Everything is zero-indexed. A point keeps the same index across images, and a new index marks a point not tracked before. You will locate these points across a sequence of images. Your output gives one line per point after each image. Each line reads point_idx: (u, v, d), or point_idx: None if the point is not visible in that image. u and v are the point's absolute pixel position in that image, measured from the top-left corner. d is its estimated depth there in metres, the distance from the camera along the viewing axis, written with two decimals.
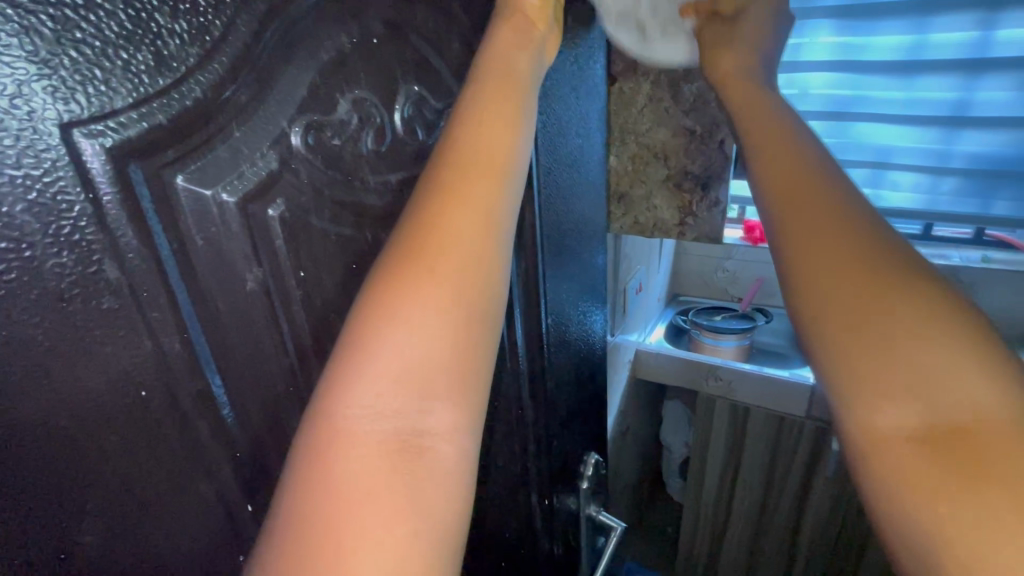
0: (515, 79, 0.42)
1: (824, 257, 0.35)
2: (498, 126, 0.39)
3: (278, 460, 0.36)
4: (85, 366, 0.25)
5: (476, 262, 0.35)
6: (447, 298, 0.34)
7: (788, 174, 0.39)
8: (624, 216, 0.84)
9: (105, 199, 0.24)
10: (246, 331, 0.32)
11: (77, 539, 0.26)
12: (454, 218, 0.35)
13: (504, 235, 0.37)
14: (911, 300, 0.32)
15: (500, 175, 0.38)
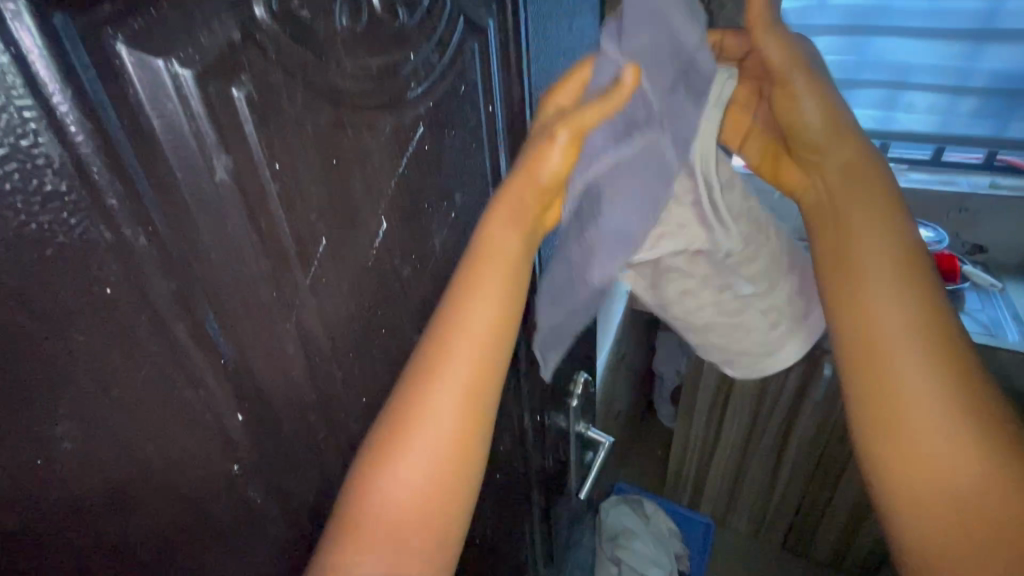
0: (512, 252, 0.46)
1: (902, 410, 0.48)
2: (486, 304, 0.45)
3: (267, 370, 0.34)
4: (37, 252, 0.22)
5: (448, 442, 0.43)
6: (432, 466, 0.43)
7: (872, 338, 0.49)
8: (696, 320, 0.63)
9: (32, 57, 0.20)
10: (219, 229, 0.29)
11: (54, 442, 0.24)
12: (432, 404, 0.43)
13: (480, 414, 0.44)
14: (958, 413, 0.47)
15: (482, 358, 0.44)
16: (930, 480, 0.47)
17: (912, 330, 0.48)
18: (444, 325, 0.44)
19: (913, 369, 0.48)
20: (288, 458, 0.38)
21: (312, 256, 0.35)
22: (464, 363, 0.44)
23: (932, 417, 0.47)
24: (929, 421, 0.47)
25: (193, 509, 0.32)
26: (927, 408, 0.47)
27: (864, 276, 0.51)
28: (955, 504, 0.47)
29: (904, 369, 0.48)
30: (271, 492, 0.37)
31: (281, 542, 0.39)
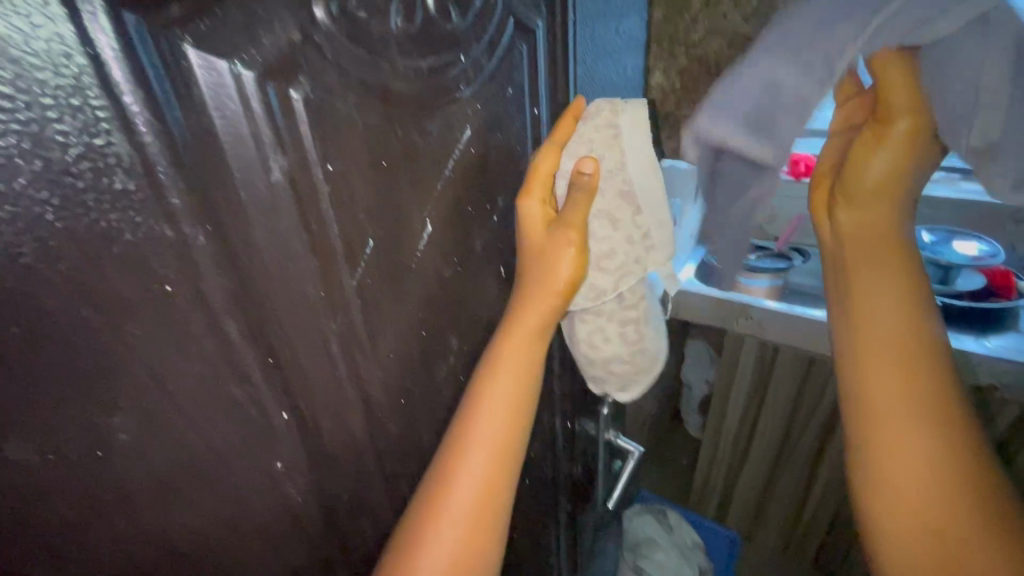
0: (528, 363, 0.48)
1: (880, 395, 0.43)
2: (497, 413, 0.46)
3: (311, 370, 0.34)
4: (103, 250, 0.23)
5: (481, 498, 0.44)
6: (463, 525, 0.43)
7: (869, 330, 0.45)
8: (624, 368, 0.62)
9: (108, 59, 0.21)
10: (271, 228, 0.29)
11: (112, 436, 0.25)
12: (466, 462, 0.44)
13: (513, 467, 0.46)
14: (947, 425, 0.42)
15: (518, 413, 0.47)
16: (914, 499, 0.41)
17: (900, 334, 0.44)
18: (488, 378, 0.46)
19: (892, 362, 0.44)
20: (330, 456, 0.38)
21: (360, 257, 0.35)
22: (475, 467, 0.44)
23: (911, 427, 0.42)
24: (908, 433, 0.42)
25: (238, 504, 0.32)
26: (902, 413, 0.42)
27: (855, 280, 0.47)
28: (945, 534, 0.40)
29: (886, 384, 0.43)
30: (312, 489, 0.37)
31: (320, 539, 0.40)
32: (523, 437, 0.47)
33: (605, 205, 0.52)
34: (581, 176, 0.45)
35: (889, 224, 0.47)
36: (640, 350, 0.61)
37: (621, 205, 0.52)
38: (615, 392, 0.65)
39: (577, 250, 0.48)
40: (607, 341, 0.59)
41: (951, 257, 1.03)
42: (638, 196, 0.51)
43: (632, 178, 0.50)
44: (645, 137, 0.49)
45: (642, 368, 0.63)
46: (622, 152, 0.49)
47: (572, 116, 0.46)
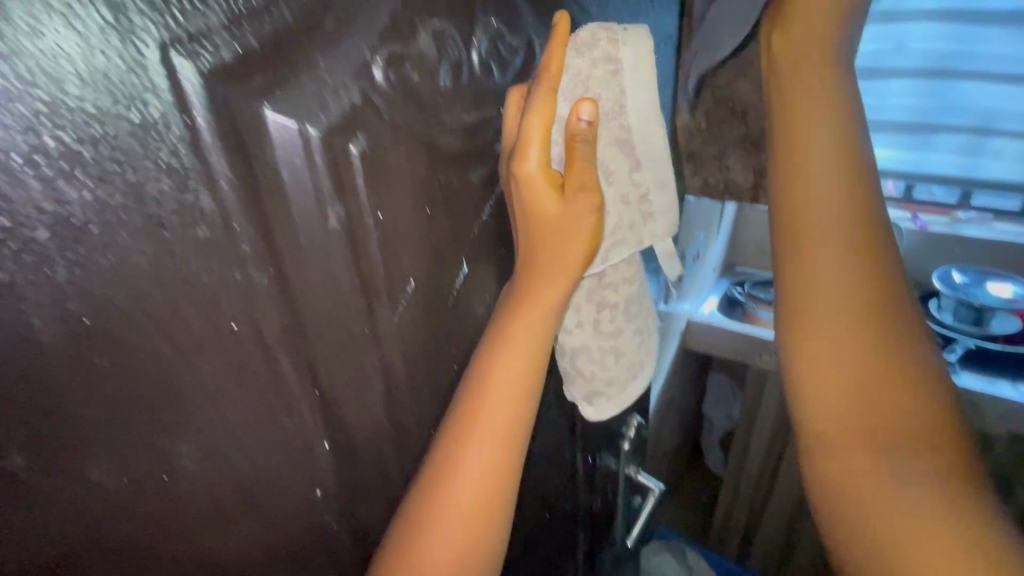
0: (540, 332, 0.44)
1: (826, 339, 0.48)
2: (506, 389, 0.43)
3: (351, 401, 0.36)
4: (183, 292, 0.25)
5: (486, 478, 0.43)
6: (468, 504, 0.42)
7: (816, 277, 0.49)
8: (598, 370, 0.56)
9: (200, 126, 0.24)
10: (326, 270, 0.32)
11: (176, 461, 0.27)
12: (470, 445, 0.42)
13: (519, 446, 0.44)
14: (879, 384, 0.46)
15: (526, 392, 0.44)
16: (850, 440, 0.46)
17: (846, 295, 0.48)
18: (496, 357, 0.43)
19: (837, 306, 0.48)
20: (363, 484, 0.40)
21: (402, 295, 0.37)
22: (485, 446, 0.43)
23: (851, 377, 0.46)
24: (849, 382, 0.47)
25: (280, 529, 0.34)
26: (844, 354, 0.47)
27: (810, 239, 0.50)
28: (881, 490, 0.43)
29: (824, 324, 0.48)
30: (346, 516, 0.39)
31: (352, 564, 0.41)
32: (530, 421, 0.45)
33: (603, 155, 0.45)
34: (579, 124, 0.39)
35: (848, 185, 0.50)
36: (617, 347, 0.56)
37: (621, 157, 0.46)
38: (578, 396, 0.57)
39: (597, 216, 0.43)
40: (580, 326, 0.53)
41: (985, 298, 1.02)
42: (638, 145, 0.46)
43: (630, 123, 0.45)
44: (648, 76, 0.44)
45: (614, 373, 0.58)
46: (623, 92, 0.44)
47: (563, 43, 0.38)
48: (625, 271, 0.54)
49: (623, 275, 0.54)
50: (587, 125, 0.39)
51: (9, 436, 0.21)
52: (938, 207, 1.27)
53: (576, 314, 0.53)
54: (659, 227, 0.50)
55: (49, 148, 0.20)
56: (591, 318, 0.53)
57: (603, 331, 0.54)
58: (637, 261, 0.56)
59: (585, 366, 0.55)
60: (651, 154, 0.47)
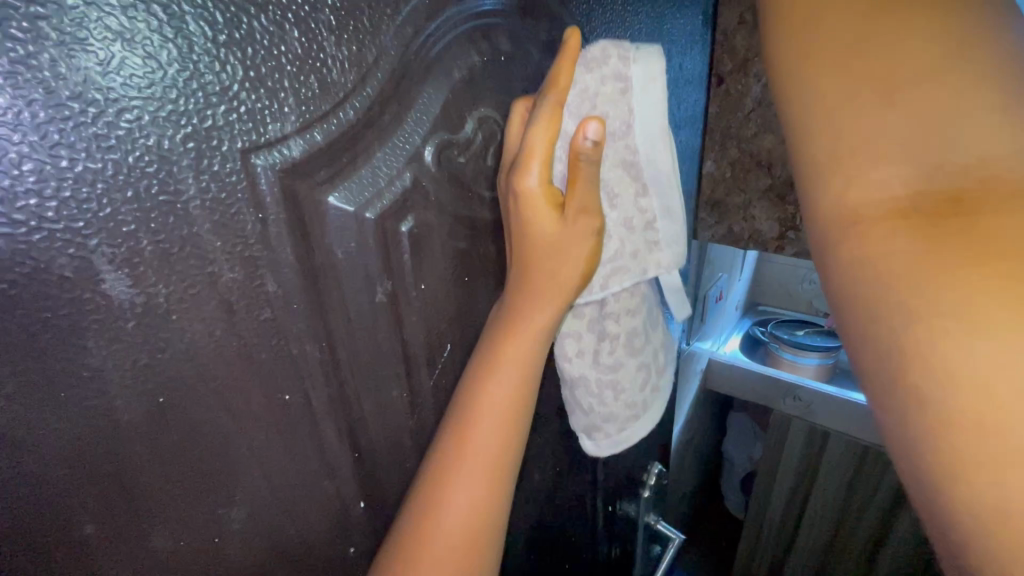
0: (533, 351, 0.39)
1: (868, 177, 0.29)
2: (498, 417, 0.38)
3: (386, 460, 0.38)
4: (245, 370, 0.27)
5: (474, 516, 0.37)
6: (455, 546, 0.37)
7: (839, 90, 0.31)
8: (602, 407, 0.52)
9: (271, 220, 0.27)
10: (372, 340, 0.33)
11: (227, 524, 0.29)
12: (456, 481, 0.37)
13: (509, 478, 0.39)
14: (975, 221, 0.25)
15: (516, 419, 0.39)
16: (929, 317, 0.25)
17: (873, 103, 0.30)
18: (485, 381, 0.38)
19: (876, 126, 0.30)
20: None
21: (438, 358, 0.39)
22: (475, 478, 0.37)
23: (913, 226, 0.26)
24: (910, 232, 0.26)
25: None
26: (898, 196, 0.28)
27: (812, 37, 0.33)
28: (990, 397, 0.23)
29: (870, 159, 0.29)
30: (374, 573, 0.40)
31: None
32: (520, 445, 0.40)
33: (606, 176, 0.43)
34: (585, 144, 0.34)
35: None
36: (622, 382, 0.52)
37: (620, 171, 0.43)
38: (579, 430, 0.54)
39: (596, 241, 0.39)
40: (580, 355, 0.50)
41: None
42: (644, 169, 0.44)
43: (637, 144, 0.42)
44: (660, 98, 0.41)
45: (618, 413, 0.53)
46: (631, 111, 0.41)
47: (573, 60, 0.34)
48: (631, 301, 0.50)
49: (628, 305, 0.50)
50: (593, 145, 0.34)
51: (88, 508, 0.23)
52: None
53: (576, 341, 0.49)
54: (665, 257, 0.47)
55: (143, 249, 0.22)
56: (593, 348, 0.50)
57: (607, 364, 0.50)
58: (646, 292, 0.52)
59: (586, 401, 0.52)
60: (655, 175, 0.44)
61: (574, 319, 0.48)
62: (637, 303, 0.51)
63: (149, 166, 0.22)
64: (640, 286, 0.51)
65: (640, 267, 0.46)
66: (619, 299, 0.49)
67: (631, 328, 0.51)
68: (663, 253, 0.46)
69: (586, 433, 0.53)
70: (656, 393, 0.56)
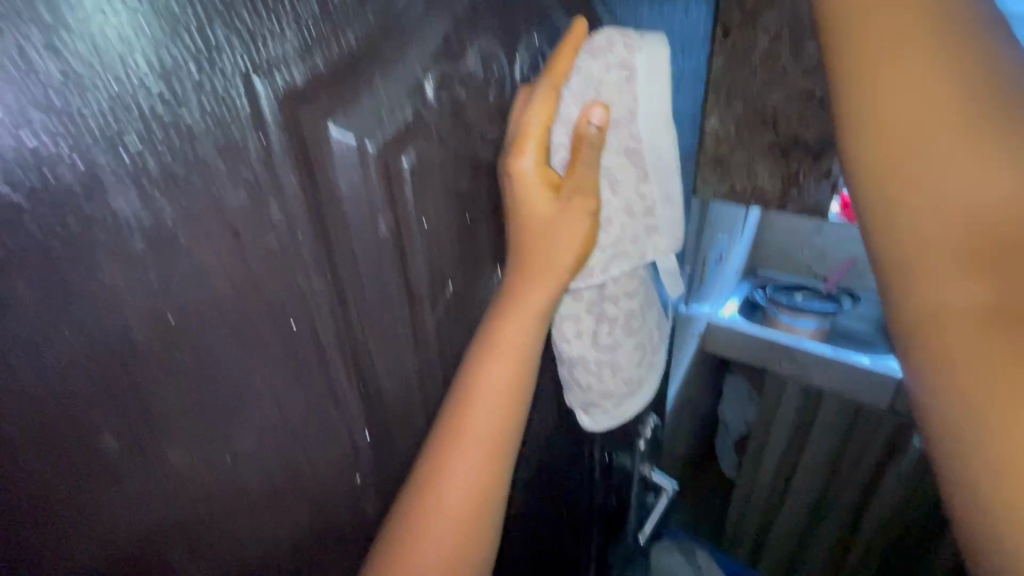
0: (528, 330, 0.42)
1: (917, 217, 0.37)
2: (495, 391, 0.41)
3: (394, 394, 0.39)
4: (252, 295, 0.28)
5: (476, 479, 0.41)
6: (458, 509, 0.40)
7: (893, 142, 0.39)
8: (598, 384, 0.53)
9: (274, 145, 0.27)
10: (377, 274, 0.34)
11: (239, 445, 0.30)
12: (456, 451, 0.40)
13: (509, 447, 0.43)
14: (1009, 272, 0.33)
15: (513, 393, 0.42)
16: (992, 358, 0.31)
17: (928, 156, 0.38)
18: (483, 357, 0.41)
19: (931, 176, 0.37)
20: (396, 474, 0.42)
21: (441, 298, 0.40)
22: (477, 448, 0.41)
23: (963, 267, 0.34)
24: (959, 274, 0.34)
25: (322, 512, 0.37)
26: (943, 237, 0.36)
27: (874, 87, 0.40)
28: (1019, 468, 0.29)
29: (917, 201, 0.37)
30: (381, 502, 0.42)
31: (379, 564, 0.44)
32: (519, 419, 0.43)
33: (608, 162, 0.43)
34: (589, 127, 0.37)
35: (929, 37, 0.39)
36: (620, 361, 0.53)
37: (621, 161, 0.43)
38: (577, 408, 0.56)
39: (591, 222, 0.41)
40: (579, 337, 0.50)
41: None
42: (647, 156, 0.43)
43: (640, 132, 0.42)
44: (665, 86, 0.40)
45: (614, 388, 0.55)
46: (635, 100, 0.40)
47: (571, 49, 0.38)
48: (629, 283, 0.51)
49: (626, 288, 0.50)
50: (596, 129, 0.37)
51: (110, 421, 0.24)
52: None
53: (575, 324, 0.50)
54: (664, 241, 0.48)
55: (149, 167, 0.23)
56: (592, 330, 0.50)
57: (604, 345, 0.51)
58: (642, 274, 0.53)
59: (583, 379, 0.53)
60: (656, 164, 0.43)
61: (573, 302, 0.49)
62: (634, 284, 0.51)
63: (151, 82, 0.22)
64: (637, 269, 0.52)
65: (638, 251, 0.47)
66: (618, 281, 0.50)
67: (629, 308, 0.52)
68: (660, 240, 0.47)
69: (583, 407, 0.55)
70: (649, 368, 0.58)
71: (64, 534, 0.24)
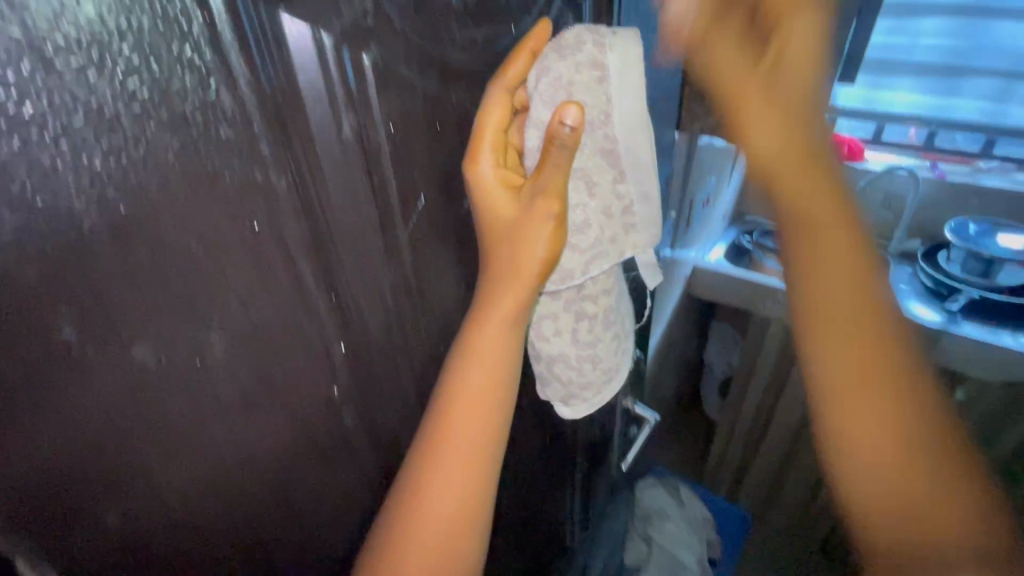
0: (513, 324, 0.43)
1: (833, 313, 0.51)
2: (485, 381, 0.43)
3: (371, 308, 0.39)
4: (207, 189, 0.27)
5: (471, 464, 0.43)
6: (455, 496, 0.43)
7: (816, 241, 0.52)
8: (576, 380, 0.53)
9: (219, 25, 0.25)
10: (343, 179, 0.33)
11: (207, 349, 0.29)
12: (449, 440, 0.43)
13: (500, 434, 0.45)
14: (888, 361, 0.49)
15: (501, 381, 0.44)
16: (883, 420, 0.47)
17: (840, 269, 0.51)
18: (471, 346, 0.43)
19: (847, 283, 0.51)
20: (377, 390, 0.43)
21: (413, 211, 0.40)
22: (469, 437, 0.43)
23: (868, 355, 0.49)
24: (868, 359, 0.49)
25: (300, 425, 0.37)
26: (857, 331, 0.50)
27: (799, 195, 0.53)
28: (920, 476, 0.46)
29: (834, 295, 0.51)
30: (360, 417, 0.42)
31: (357, 501, 0.46)
32: (512, 400, 0.46)
33: (582, 163, 0.42)
34: (562, 128, 0.34)
35: (803, 145, 0.53)
36: (598, 357, 0.53)
37: (597, 163, 0.42)
38: (557, 405, 0.55)
39: (557, 227, 0.40)
40: (557, 335, 0.50)
41: (994, 250, 1.19)
42: (623, 156, 0.43)
43: (616, 133, 0.42)
44: (640, 84, 0.40)
45: (593, 381, 0.54)
46: (609, 100, 0.40)
47: (529, 58, 0.40)
48: (605, 282, 0.51)
49: (603, 285, 0.51)
50: (570, 130, 0.34)
51: (68, 315, 0.23)
52: (959, 156, 1.46)
53: (553, 322, 0.50)
54: (642, 239, 0.46)
55: (79, 40, 0.21)
56: (570, 327, 0.50)
57: (583, 341, 0.51)
58: (617, 271, 0.53)
59: (562, 375, 0.52)
60: (635, 161, 0.43)
61: (547, 303, 0.49)
62: (610, 284, 0.51)
63: None
64: (613, 269, 0.52)
65: (620, 252, 0.46)
66: (596, 280, 0.50)
67: (607, 305, 0.52)
68: (641, 240, 0.46)
69: (561, 404, 0.55)
70: (625, 362, 0.58)
71: (23, 433, 0.23)
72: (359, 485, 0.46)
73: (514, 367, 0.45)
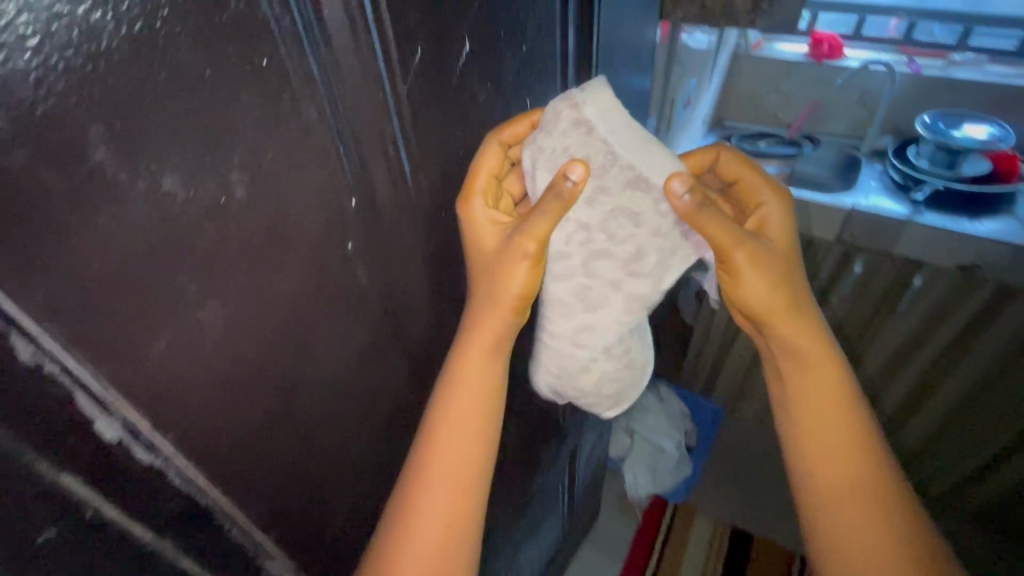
0: (491, 334, 0.56)
1: (810, 411, 0.61)
2: (473, 381, 0.57)
3: (373, 162, 0.41)
4: (214, 14, 0.27)
5: (459, 449, 0.56)
6: (447, 482, 0.55)
7: (800, 356, 0.61)
8: (616, 386, 0.65)
9: None
10: (342, 20, 0.34)
11: (228, 187, 0.31)
12: (442, 434, 0.55)
13: (487, 421, 0.57)
14: (847, 445, 0.60)
15: (487, 382, 0.57)
16: (843, 491, 0.59)
17: (811, 376, 0.62)
18: (460, 352, 0.56)
19: (820, 387, 0.61)
20: (386, 250, 0.46)
21: (410, 64, 0.41)
22: (453, 432, 0.56)
23: (832, 441, 0.60)
24: (835, 445, 0.60)
25: (319, 277, 0.40)
26: (832, 425, 0.60)
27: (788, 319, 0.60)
28: (873, 535, 0.58)
29: (809, 394, 0.61)
30: (373, 276, 0.45)
31: (372, 364, 0.50)
32: (497, 395, 0.58)
33: (622, 201, 0.52)
34: (568, 182, 0.48)
35: (799, 288, 0.60)
36: (634, 362, 0.64)
37: (643, 194, 0.51)
38: (600, 407, 0.67)
39: (529, 263, 0.53)
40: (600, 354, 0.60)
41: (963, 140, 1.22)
42: (652, 176, 0.51)
43: (631, 163, 0.51)
44: (625, 128, 0.52)
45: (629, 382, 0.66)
46: (608, 145, 0.51)
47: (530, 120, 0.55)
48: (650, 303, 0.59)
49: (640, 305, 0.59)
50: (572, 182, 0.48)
51: (99, 131, 0.24)
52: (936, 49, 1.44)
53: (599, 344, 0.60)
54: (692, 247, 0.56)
55: None
56: (614, 343, 0.60)
57: (624, 351, 0.62)
58: None
59: (604, 385, 0.64)
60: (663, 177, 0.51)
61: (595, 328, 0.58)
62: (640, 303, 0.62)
63: None
64: None
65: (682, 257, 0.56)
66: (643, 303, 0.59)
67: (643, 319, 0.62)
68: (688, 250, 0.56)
69: (607, 405, 0.67)
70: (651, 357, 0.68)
71: (84, 255, 0.25)
72: (373, 347, 0.49)
73: (497, 371, 0.58)
